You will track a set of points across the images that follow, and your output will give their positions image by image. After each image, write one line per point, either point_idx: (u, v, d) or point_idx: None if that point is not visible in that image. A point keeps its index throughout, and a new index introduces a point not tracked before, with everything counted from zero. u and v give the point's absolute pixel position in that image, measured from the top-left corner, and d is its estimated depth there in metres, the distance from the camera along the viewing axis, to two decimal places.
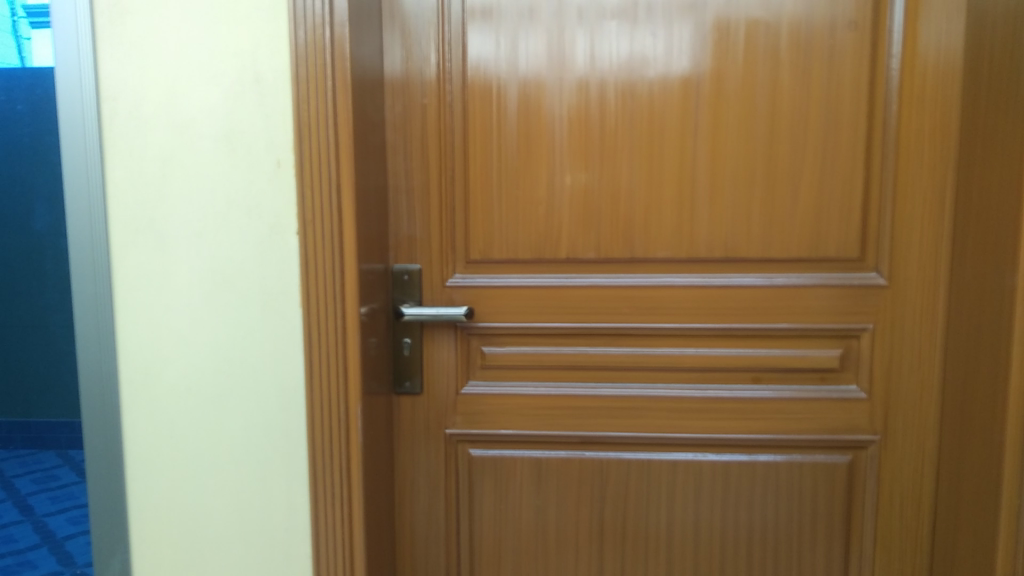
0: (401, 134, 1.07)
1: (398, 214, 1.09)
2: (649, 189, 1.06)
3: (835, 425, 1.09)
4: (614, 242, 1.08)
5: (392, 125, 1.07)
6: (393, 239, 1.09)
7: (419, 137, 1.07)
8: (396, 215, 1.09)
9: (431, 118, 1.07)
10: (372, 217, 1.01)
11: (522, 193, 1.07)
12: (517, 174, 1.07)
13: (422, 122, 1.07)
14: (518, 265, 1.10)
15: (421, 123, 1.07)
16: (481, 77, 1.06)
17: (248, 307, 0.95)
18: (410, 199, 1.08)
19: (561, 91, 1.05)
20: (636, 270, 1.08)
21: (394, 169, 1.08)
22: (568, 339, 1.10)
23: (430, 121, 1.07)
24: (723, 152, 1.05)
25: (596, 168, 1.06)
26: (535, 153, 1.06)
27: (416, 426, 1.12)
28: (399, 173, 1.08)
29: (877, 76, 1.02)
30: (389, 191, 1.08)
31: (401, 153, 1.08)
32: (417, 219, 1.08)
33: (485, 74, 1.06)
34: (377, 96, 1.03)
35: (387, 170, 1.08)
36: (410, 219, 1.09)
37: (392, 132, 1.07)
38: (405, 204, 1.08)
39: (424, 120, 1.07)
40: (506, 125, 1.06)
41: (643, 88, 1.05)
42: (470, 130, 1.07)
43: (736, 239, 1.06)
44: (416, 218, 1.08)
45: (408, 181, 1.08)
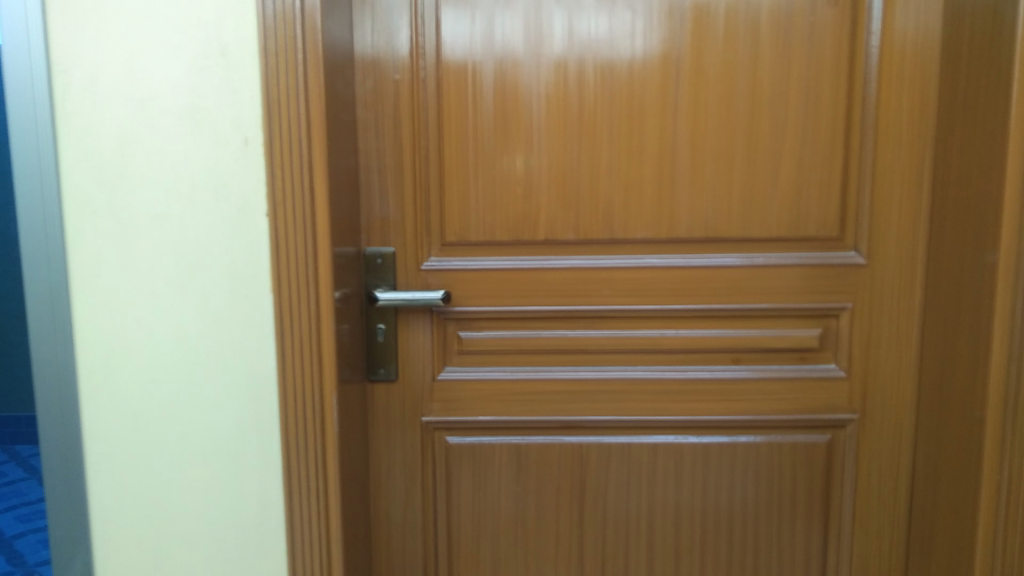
0: (372, 112, 1.03)
1: (370, 196, 1.04)
2: (629, 170, 1.04)
3: (815, 405, 1.08)
4: (593, 223, 1.05)
5: (361, 102, 1.03)
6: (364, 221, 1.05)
7: (392, 115, 1.03)
8: (368, 196, 1.04)
9: (404, 96, 1.03)
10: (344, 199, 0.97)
11: (499, 174, 1.04)
12: (494, 155, 1.04)
13: (393, 99, 1.03)
14: (495, 248, 1.06)
15: (393, 101, 1.03)
16: (456, 54, 1.02)
17: (215, 293, 0.90)
18: (382, 180, 1.04)
19: (539, 69, 1.02)
20: (616, 251, 1.06)
21: (366, 148, 1.03)
22: (547, 323, 1.08)
23: (403, 98, 1.03)
24: (704, 131, 1.03)
25: (574, 149, 1.04)
26: (512, 132, 1.03)
27: (391, 414, 1.09)
28: (371, 151, 1.04)
29: (857, 53, 1.01)
30: (360, 172, 1.04)
31: (373, 131, 1.03)
32: (390, 201, 1.04)
33: (460, 50, 1.02)
34: (346, 72, 0.99)
35: (358, 149, 1.03)
36: (382, 201, 1.04)
37: (363, 110, 1.03)
38: (377, 185, 1.04)
39: (396, 98, 1.03)
40: (482, 104, 1.03)
41: (622, 66, 1.02)
42: (444, 108, 1.03)
43: (716, 219, 1.05)
44: (390, 200, 1.04)
45: (381, 160, 1.04)
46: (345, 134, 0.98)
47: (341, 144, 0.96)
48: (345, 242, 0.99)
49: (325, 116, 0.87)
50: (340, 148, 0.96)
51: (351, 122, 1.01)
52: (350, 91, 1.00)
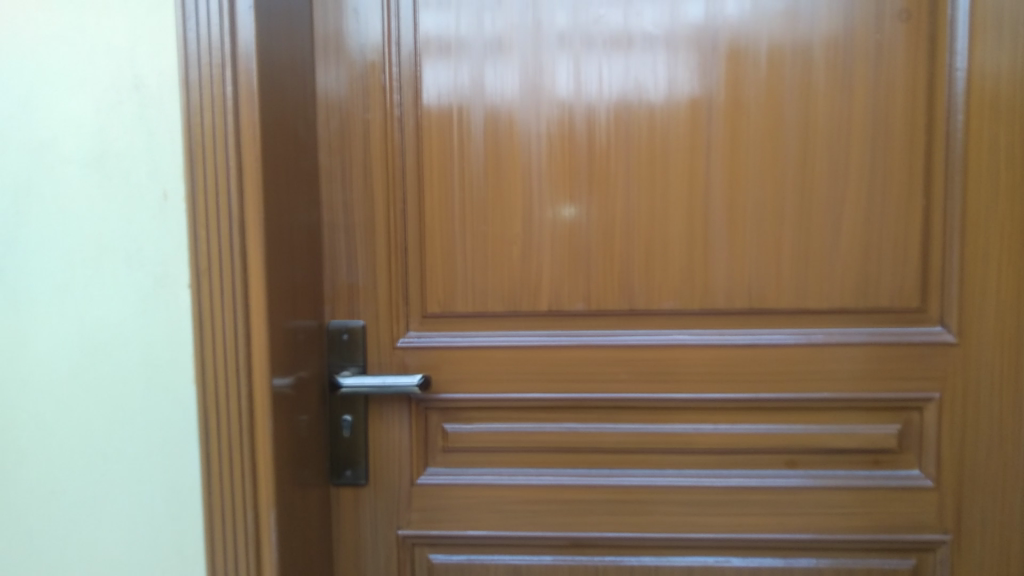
0: (337, 159, 0.85)
1: (334, 259, 0.86)
2: (651, 227, 0.84)
3: (893, 521, 0.85)
4: (607, 290, 0.85)
5: (324, 147, 0.85)
6: (327, 289, 0.87)
7: (361, 163, 0.85)
8: (331, 258, 0.86)
9: (374, 142, 0.85)
10: (295, 260, 0.79)
11: (491, 233, 0.85)
12: (485, 210, 0.85)
13: (362, 146, 0.85)
14: (487, 321, 0.87)
15: (362, 147, 0.85)
16: (438, 90, 0.84)
17: (126, 382, 0.72)
18: (349, 240, 0.86)
19: (538, 107, 0.84)
20: (637, 325, 0.86)
21: (330, 201, 0.86)
22: (552, 414, 0.87)
23: (374, 144, 0.85)
24: (744, 178, 0.83)
25: (583, 201, 0.84)
26: (507, 181, 0.85)
27: (361, 525, 0.89)
28: (336, 205, 0.86)
29: (937, 79, 0.81)
30: (323, 230, 0.86)
31: (339, 181, 0.86)
32: (360, 265, 0.86)
33: (443, 85, 0.84)
34: (304, 111, 0.82)
35: (321, 203, 0.86)
36: (350, 265, 0.86)
37: (325, 157, 0.86)
38: (344, 245, 0.86)
39: (366, 142, 0.85)
40: (471, 148, 0.84)
41: (641, 101, 0.83)
42: (425, 153, 0.85)
43: (762, 285, 0.84)
44: (359, 263, 0.86)
45: (348, 215, 0.86)
46: (301, 183, 0.81)
47: (292, 194, 0.78)
48: (298, 314, 0.80)
49: (259, 163, 0.70)
50: (290, 199, 0.78)
51: (310, 170, 0.83)
52: (310, 134, 0.83)
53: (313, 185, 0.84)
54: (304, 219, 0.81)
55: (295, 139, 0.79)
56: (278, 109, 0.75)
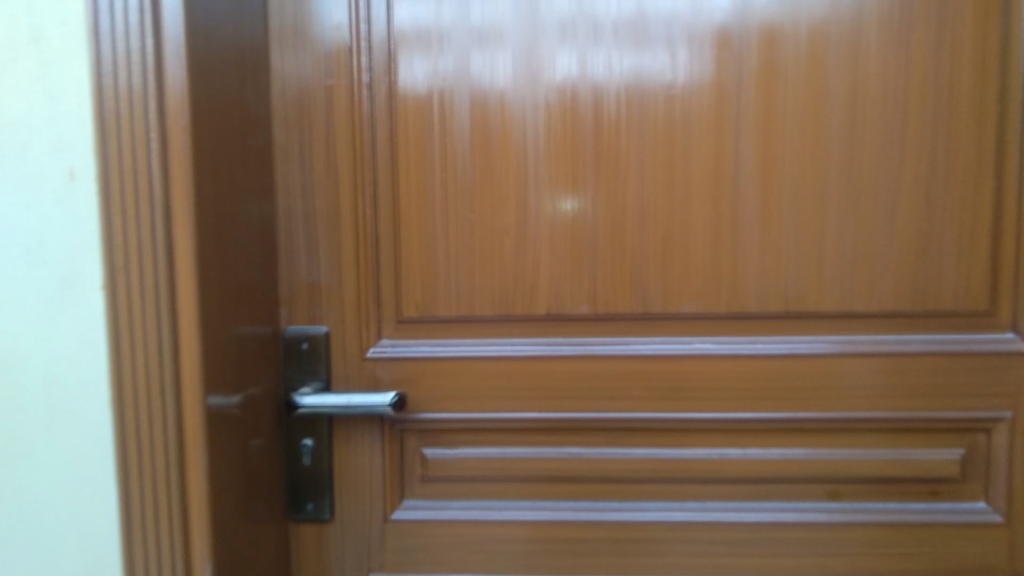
0: (295, 137, 0.72)
1: (290, 253, 0.73)
2: (670, 217, 0.70)
3: (954, 563, 0.72)
4: (617, 290, 0.71)
5: (278, 122, 0.72)
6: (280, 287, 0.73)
7: (323, 142, 0.72)
8: (286, 253, 0.73)
9: (339, 118, 0.71)
10: (239, 255, 0.65)
11: (478, 225, 0.71)
12: (471, 195, 0.71)
13: (323, 122, 0.72)
14: (474, 327, 0.73)
15: (325, 123, 0.72)
16: (415, 55, 0.71)
17: (28, 404, 0.59)
18: (308, 231, 0.72)
19: (535, 77, 0.70)
20: (652, 331, 0.72)
21: (286, 185, 0.72)
22: (552, 437, 0.73)
23: (339, 120, 0.71)
24: (781, 159, 0.70)
25: (588, 186, 0.71)
26: (497, 160, 0.71)
27: (326, 567, 0.75)
28: (294, 190, 0.72)
29: (1013, 39, 0.67)
30: (277, 220, 0.72)
31: (296, 161, 0.72)
32: (321, 261, 0.73)
33: (421, 51, 0.71)
34: (254, 77, 0.68)
35: (276, 187, 0.72)
36: (307, 259, 0.73)
37: (279, 133, 0.72)
38: (303, 238, 0.72)
39: (329, 118, 0.71)
40: (454, 123, 0.71)
41: (658, 68, 0.70)
42: (399, 129, 0.71)
43: (801, 284, 0.70)
44: (320, 259, 0.73)
45: (308, 202, 0.72)
46: (249, 160, 0.67)
47: (236, 175, 0.64)
48: (245, 320, 0.67)
49: (189, 138, 0.56)
50: (234, 181, 0.64)
51: (262, 147, 0.70)
52: (262, 105, 0.70)
53: (266, 164, 0.70)
54: (251, 204, 0.67)
55: (240, 108, 0.65)
56: (217, 75, 0.61)
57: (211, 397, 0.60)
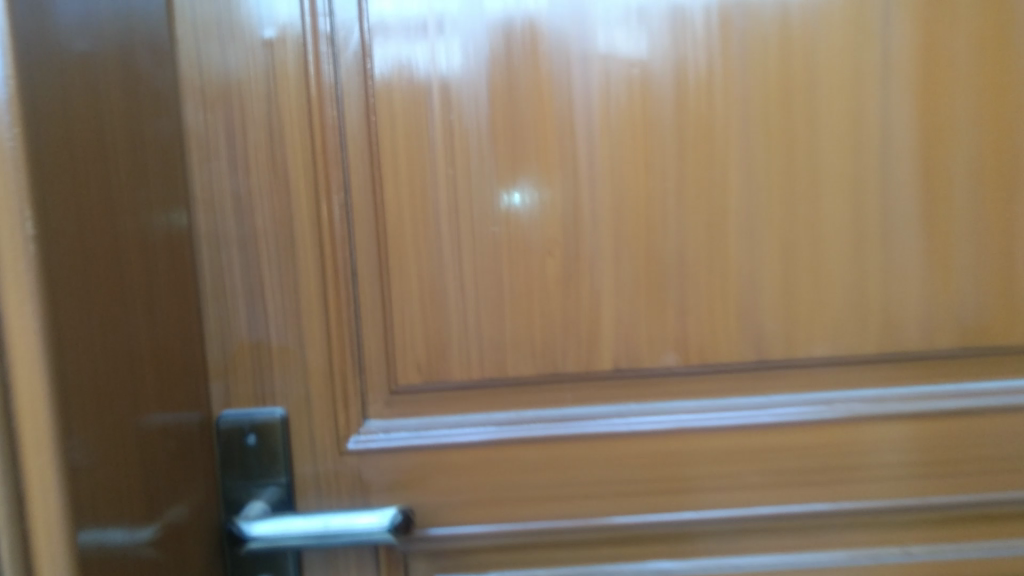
0: (218, 121, 0.47)
1: (218, 296, 0.48)
2: (790, 219, 0.48)
3: None
4: (716, 329, 0.49)
5: (190, 97, 0.46)
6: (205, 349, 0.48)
7: (263, 129, 0.47)
8: (212, 296, 0.48)
9: (286, 96, 0.47)
10: (134, 302, 0.40)
11: (506, 246, 0.48)
12: (494, 204, 0.48)
13: (261, 99, 0.47)
14: (506, 395, 0.49)
15: (264, 104, 0.47)
16: (400, 14, 0.47)
17: None
18: (245, 263, 0.48)
19: (584, 28, 0.46)
20: (768, 384, 0.49)
21: (210, 197, 0.47)
22: (628, 549, 0.50)
23: (287, 100, 0.47)
24: (949, 132, 0.48)
25: (669, 186, 0.48)
26: (530, 147, 0.47)
27: None
28: (223, 204, 0.47)
29: None
30: (198, 249, 0.47)
31: (224, 160, 0.47)
32: (269, 307, 0.48)
33: (409, 7, 0.46)
34: (146, 27, 0.43)
35: (194, 201, 0.47)
36: (247, 304, 0.48)
37: (193, 112, 0.46)
38: (242, 276, 0.48)
39: (270, 93, 0.47)
40: (464, 106, 0.47)
41: (767, 13, 0.47)
42: (382, 118, 0.47)
43: (979, 307, 0.49)
44: (267, 304, 0.48)
45: (245, 222, 0.47)
46: (141, 153, 0.42)
47: (120, 176, 0.40)
48: (154, 407, 0.42)
49: (16, 131, 0.31)
50: (115, 185, 0.39)
51: (163, 134, 0.44)
52: (161, 71, 0.44)
53: (173, 159, 0.45)
54: (150, 222, 0.42)
55: (123, 72, 0.40)
56: (72, 20, 0.36)
57: (93, 545, 0.35)
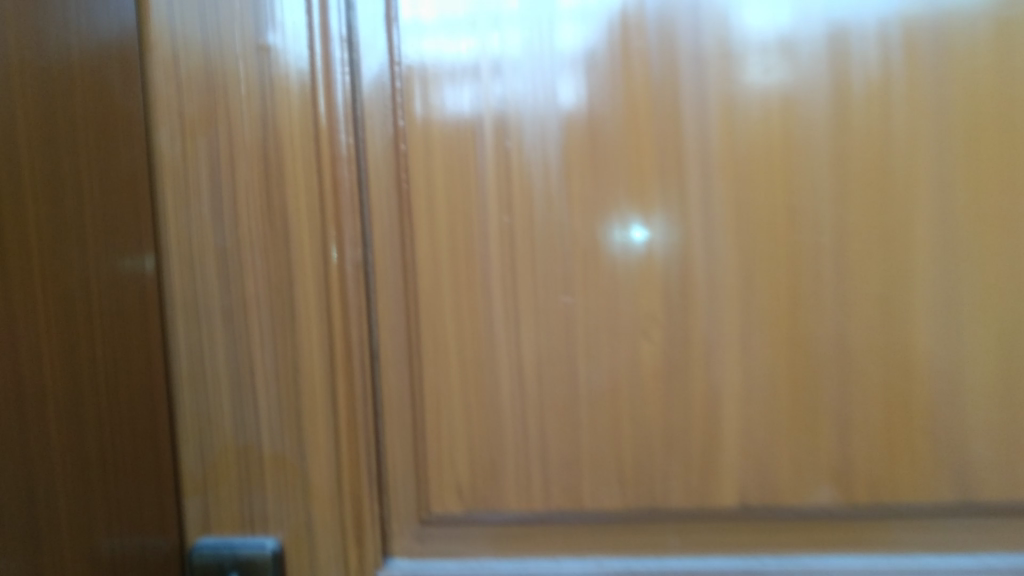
0: (202, 153, 0.35)
1: (196, 384, 0.36)
2: (1010, 294, 0.32)
3: None
4: (896, 455, 0.33)
5: (165, 119, 0.35)
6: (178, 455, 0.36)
7: (258, 167, 0.35)
8: (188, 383, 0.36)
9: (289, 129, 0.35)
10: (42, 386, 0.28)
11: (582, 328, 0.34)
12: (568, 271, 0.34)
13: (256, 127, 0.35)
14: (583, 536, 0.35)
15: (260, 142, 0.35)
16: (444, 48, 0.34)
17: None
18: (231, 342, 0.35)
19: (698, 24, 0.33)
20: (976, 538, 0.33)
21: (189, 254, 0.35)
22: None
23: (291, 133, 0.35)
24: None
25: (824, 249, 0.32)
26: (619, 188, 0.33)
27: None
28: (204, 263, 0.35)
29: None
30: (171, 322, 0.36)
31: (208, 205, 0.35)
32: (260, 403, 0.36)
33: (455, 40, 0.34)
34: (99, 20, 0.32)
35: (167, 258, 0.35)
36: (233, 396, 0.36)
37: (169, 139, 0.35)
38: (226, 360, 0.36)
39: (268, 118, 0.35)
40: (530, 155, 0.34)
41: (977, 17, 0.31)
42: (416, 167, 0.35)
43: None
44: (259, 397, 0.35)
45: (231, 287, 0.35)
46: (74, 178, 0.30)
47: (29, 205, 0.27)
48: (80, 540, 0.29)
49: None
50: (19, 218, 0.27)
51: (116, 160, 0.33)
52: (120, 80, 0.33)
53: (132, 196, 0.34)
54: (85, 274, 0.30)
55: (52, 67, 0.29)
56: None
57: None
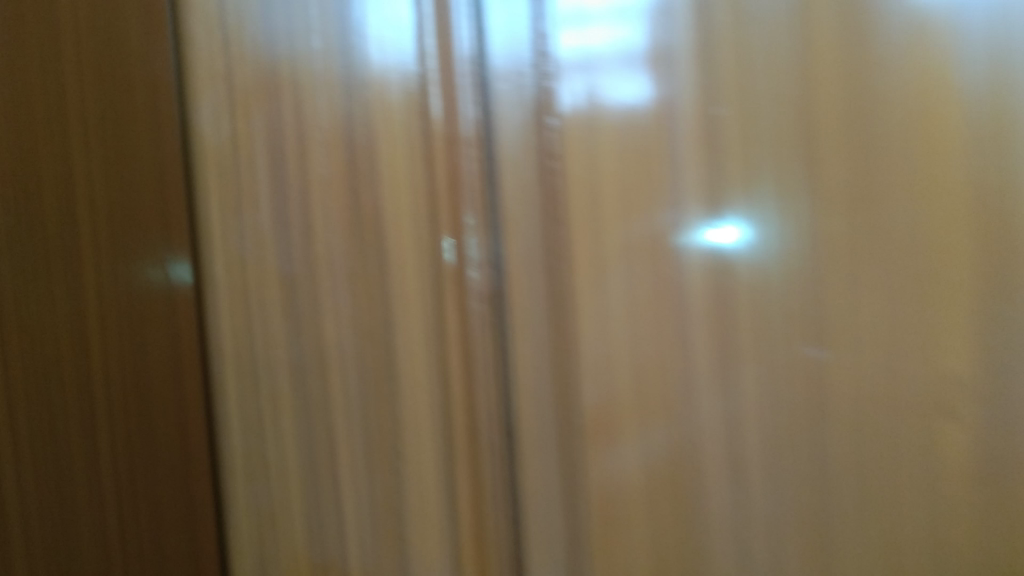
0: (281, 155, 0.27)
1: (252, 462, 0.29)
2: None
3: None
4: None
5: (246, 129, 0.28)
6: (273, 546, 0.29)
7: (339, 162, 0.26)
8: (244, 466, 0.30)
9: (378, 106, 0.25)
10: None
11: (869, 413, 0.18)
12: (819, 317, 0.18)
13: (335, 109, 0.26)
14: None
15: (340, 126, 0.26)
16: (615, 25, 0.21)
17: None
18: (320, 407, 0.27)
19: None
20: None
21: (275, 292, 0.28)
22: None
23: (385, 109, 0.25)
24: None
25: None
26: (930, 164, 0.17)
27: None
28: (292, 303, 0.27)
29: None
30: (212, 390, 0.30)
31: (295, 225, 0.27)
32: (345, 488, 0.27)
33: (624, 12, 0.21)
34: (112, 40, 0.29)
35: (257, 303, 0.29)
36: (327, 469, 0.27)
37: (239, 153, 0.29)
38: (318, 429, 0.27)
39: (351, 97, 0.25)
40: (756, 148, 0.19)
41: None
42: (568, 180, 0.22)
43: None
44: (346, 481, 0.27)
45: (321, 332, 0.27)
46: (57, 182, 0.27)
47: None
48: None
49: None
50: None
51: (141, 194, 0.29)
52: (141, 104, 0.29)
53: (161, 238, 0.29)
54: (83, 318, 0.27)
55: (40, 69, 0.26)
56: None
57: None
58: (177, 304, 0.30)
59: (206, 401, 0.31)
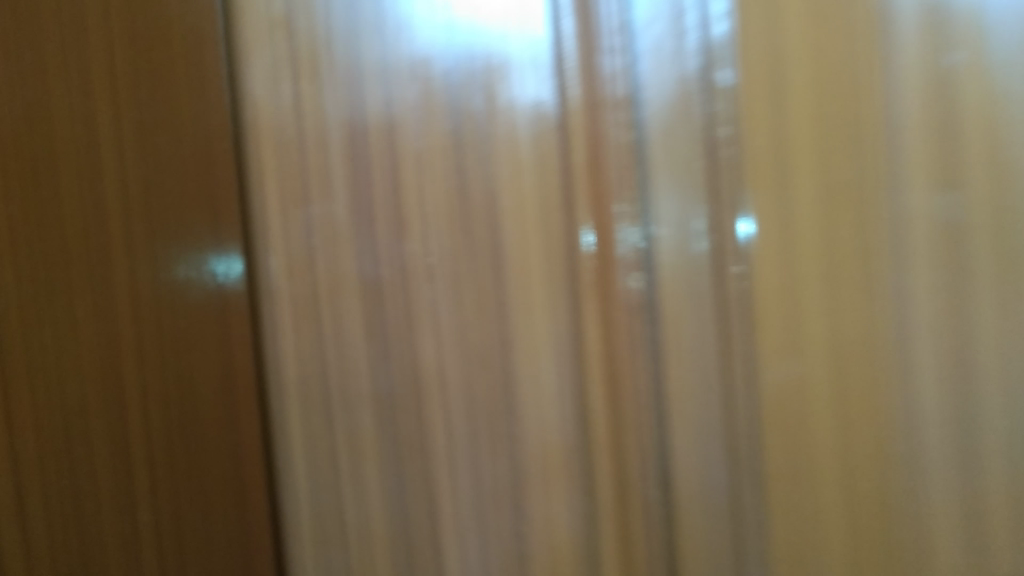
0: (362, 134, 0.22)
1: (320, 518, 0.23)
2: None
3: None
4: None
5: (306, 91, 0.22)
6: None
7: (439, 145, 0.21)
8: (312, 528, 0.23)
9: (494, 72, 0.20)
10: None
11: None
12: None
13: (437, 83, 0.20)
14: None
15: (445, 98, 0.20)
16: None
17: None
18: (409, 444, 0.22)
19: None
20: None
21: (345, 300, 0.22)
22: None
23: (503, 77, 0.20)
24: None
25: None
26: None
27: None
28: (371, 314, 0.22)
29: None
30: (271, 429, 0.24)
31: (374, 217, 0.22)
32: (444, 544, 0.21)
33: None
34: None
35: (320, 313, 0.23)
36: (425, 526, 0.22)
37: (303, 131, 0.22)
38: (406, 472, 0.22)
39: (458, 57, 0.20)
40: (1012, 116, 0.15)
41: None
42: (743, 153, 0.18)
43: None
44: (447, 536, 0.21)
45: (413, 350, 0.21)
46: (74, 144, 0.21)
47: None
48: None
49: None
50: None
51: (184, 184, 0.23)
52: (185, 69, 0.23)
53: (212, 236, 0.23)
54: (115, 356, 0.21)
55: (54, 37, 0.20)
56: None
57: None
58: (229, 317, 0.23)
59: (265, 450, 0.24)
